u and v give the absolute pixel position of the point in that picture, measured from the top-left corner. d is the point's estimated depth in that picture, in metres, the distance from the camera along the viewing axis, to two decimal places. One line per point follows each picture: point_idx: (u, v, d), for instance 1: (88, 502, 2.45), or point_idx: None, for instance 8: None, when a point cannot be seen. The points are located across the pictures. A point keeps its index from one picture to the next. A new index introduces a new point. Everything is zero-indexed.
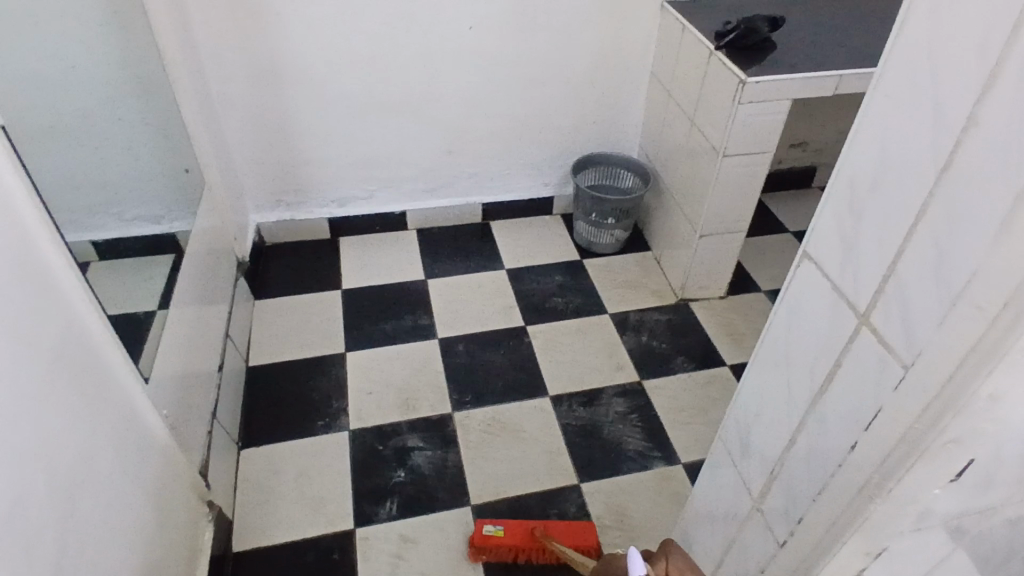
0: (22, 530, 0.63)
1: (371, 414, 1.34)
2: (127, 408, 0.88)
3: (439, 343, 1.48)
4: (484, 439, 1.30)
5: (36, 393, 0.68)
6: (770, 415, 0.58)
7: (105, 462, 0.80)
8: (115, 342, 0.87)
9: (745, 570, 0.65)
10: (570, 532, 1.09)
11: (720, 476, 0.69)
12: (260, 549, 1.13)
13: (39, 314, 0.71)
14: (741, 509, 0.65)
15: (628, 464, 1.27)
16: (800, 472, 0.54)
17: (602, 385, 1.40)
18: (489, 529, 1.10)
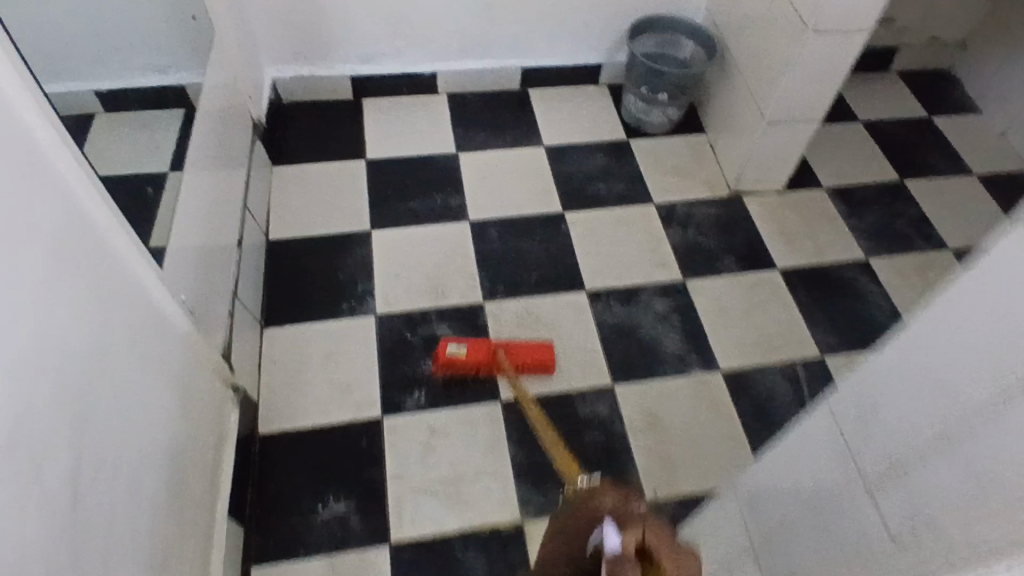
0: (29, 445, 0.57)
1: (398, 300, 1.27)
2: (143, 298, 0.81)
3: (471, 226, 1.38)
4: (516, 332, 1.24)
5: (35, 294, 0.60)
6: (924, 399, 0.50)
7: (120, 359, 0.74)
8: (121, 225, 0.77)
9: (823, 547, 0.60)
10: (527, 350, 1.18)
11: (824, 435, 0.62)
12: (286, 432, 1.12)
13: (33, 201, 0.61)
14: (846, 482, 0.58)
15: (664, 367, 1.21)
16: (951, 479, 0.46)
17: (642, 282, 1.32)
18: (452, 349, 1.15)
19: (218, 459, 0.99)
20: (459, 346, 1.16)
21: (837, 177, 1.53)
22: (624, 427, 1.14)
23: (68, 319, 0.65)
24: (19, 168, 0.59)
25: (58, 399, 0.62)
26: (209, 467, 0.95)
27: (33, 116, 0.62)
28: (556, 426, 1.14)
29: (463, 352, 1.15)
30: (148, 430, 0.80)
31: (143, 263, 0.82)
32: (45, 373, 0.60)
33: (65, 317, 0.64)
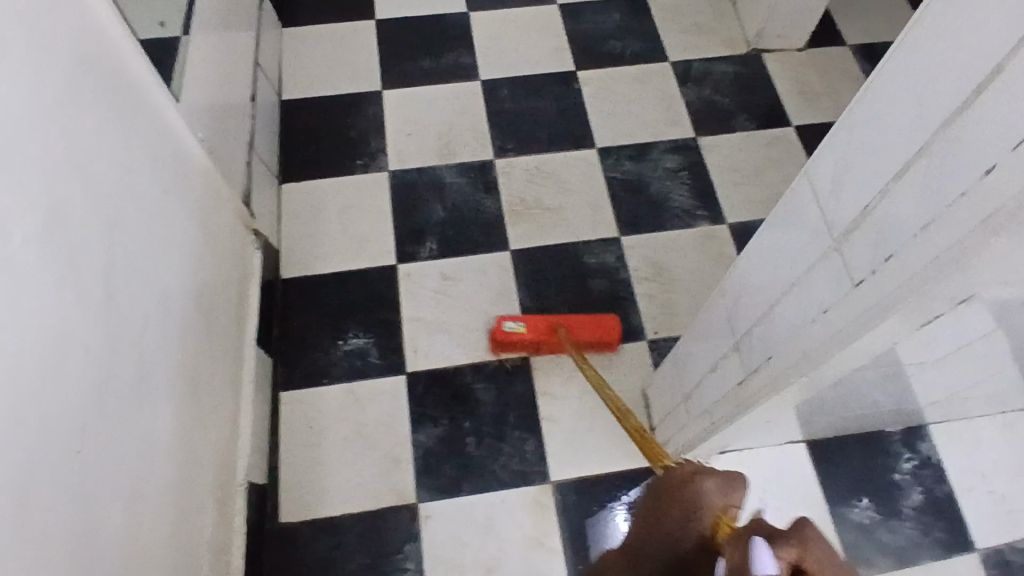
0: (136, 310, 0.74)
1: (410, 157, 1.29)
2: (200, 178, 0.94)
3: (482, 86, 1.37)
4: (525, 187, 1.26)
5: (129, 189, 0.75)
6: (785, 257, 0.57)
7: (189, 235, 0.90)
8: (181, 119, 0.90)
9: (739, 370, 0.69)
10: (593, 328, 1.08)
11: (735, 291, 0.68)
12: (307, 277, 1.18)
13: (125, 117, 0.76)
14: (743, 327, 0.67)
15: (672, 220, 1.23)
16: (806, 309, 0.55)
17: (653, 139, 1.32)
18: (509, 326, 1.07)
19: (244, 297, 1.05)
20: (518, 324, 1.07)
21: (859, 36, 1.48)
22: (630, 275, 1.18)
23: (67, 136, 0.64)
24: (114, 88, 0.74)
25: (117, 227, 0.72)
26: (235, 301, 1.02)
27: (102, 12, 0.72)
28: (564, 273, 1.18)
29: (521, 329, 1.07)
30: (166, 257, 0.83)
31: (146, 86, 0.81)
32: (56, 188, 0.61)
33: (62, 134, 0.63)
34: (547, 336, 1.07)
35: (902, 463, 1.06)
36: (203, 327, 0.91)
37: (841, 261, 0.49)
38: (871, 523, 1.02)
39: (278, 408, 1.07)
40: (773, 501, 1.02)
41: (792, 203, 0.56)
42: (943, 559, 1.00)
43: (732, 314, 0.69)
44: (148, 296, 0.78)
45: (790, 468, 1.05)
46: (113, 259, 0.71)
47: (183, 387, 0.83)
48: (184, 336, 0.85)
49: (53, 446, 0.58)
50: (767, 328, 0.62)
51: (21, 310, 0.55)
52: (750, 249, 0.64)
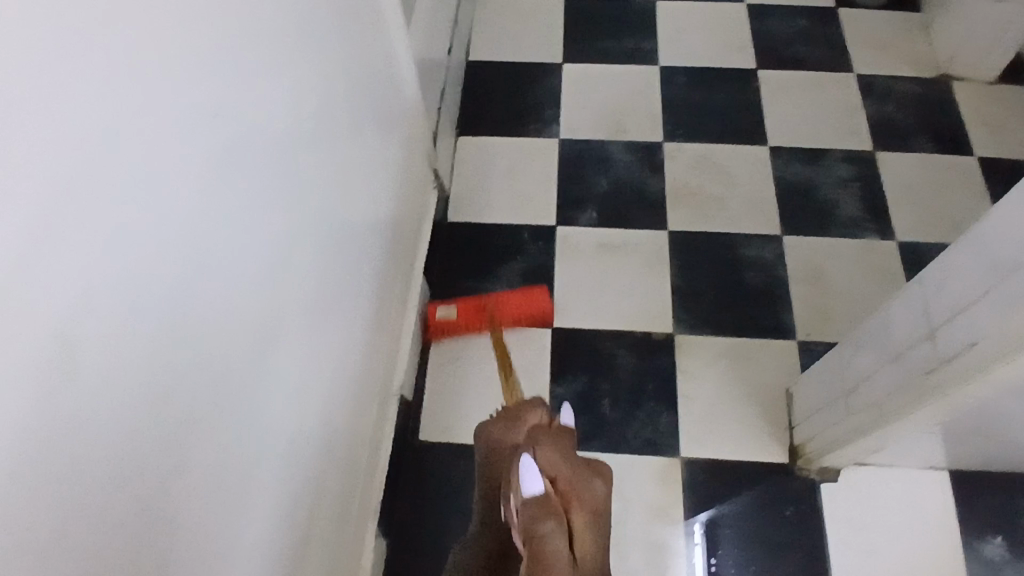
0: (355, 218, 0.82)
1: (581, 129, 1.34)
2: (410, 112, 1.02)
3: (659, 73, 1.40)
4: (690, 173, 1.28)
5: (366, 110, 0.84)
6: (1006, 246, 0.58)
7: (394, 162, 0.98)
8: (409, 54, 0.98)
9: (930, 360, 0.69)
10: (522, 302, 1.11)
11: (934, 280, 0.69)
12: (471, 223, 1.24)
13: (376, 47, 0.85)
14: (942, 317, 0.67)
15: (838, 228, 1.21)
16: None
17: (828, 146, 1.30)
18: (442, 313, 1.10)
19: (419, 229, 1.13)
20: (449, 310, 1.10)
21: None
22: (787, 274, 1.17)
23: (335, 36, 0.72)
24: (373, 21, 0.83)
25: (353, 140, 0.80)
26: (414, 230, 1.10)
27: None
28: (720, 261, 1.19)
29: (453, 315, 1.10)
30: (379, 170, 0.91)
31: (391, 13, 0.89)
32: (323, 90, 0.69)
33: (334, 32, 0.71)
34: (476, 318, 1.10)
35: None
36: (392, 243, 0.99)
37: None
38: (1001, 561, 0.96)
39: (431, 338, 1.14)
40: (911, 527, 0.98)
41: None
42: None
43: (932, 302, 0.69)
44: (363, 200, 0.85)
45: (933, 496, 1.00)
46: (347, 165, 0.79)
47: (372, 295, 0.91)
48: (380, 246, 0.93)
49: (295, 299, 0.66)
50: (980, 312, 0.61)
51: (293, 175, 0.63)
52: (964, 242, 0.65)
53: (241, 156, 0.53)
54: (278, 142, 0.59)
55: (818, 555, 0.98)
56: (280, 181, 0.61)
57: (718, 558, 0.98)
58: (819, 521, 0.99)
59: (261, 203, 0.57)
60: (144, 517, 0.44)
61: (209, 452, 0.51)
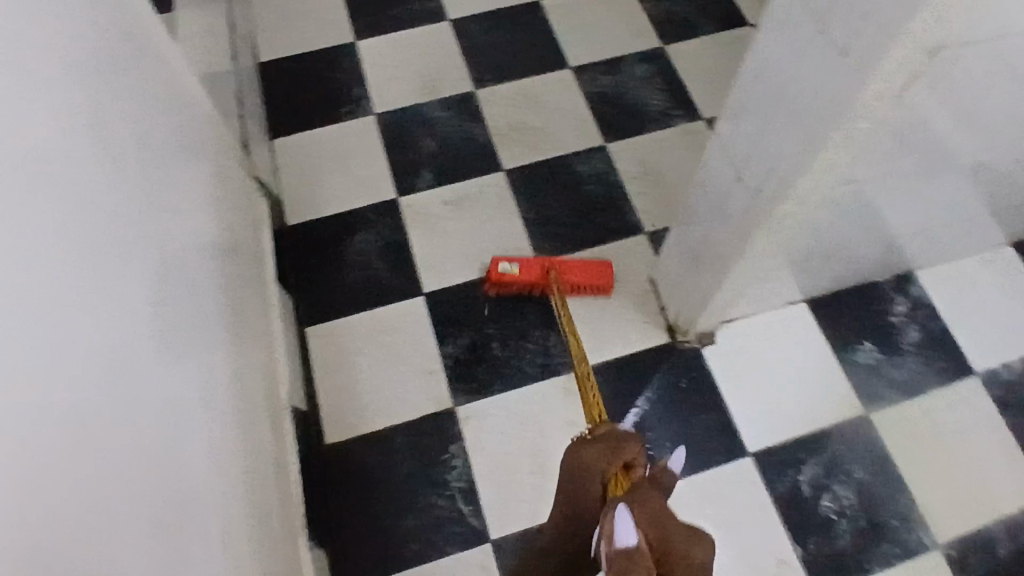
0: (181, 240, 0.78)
1: (393, 99, 1.33)
2: (208, 123, 0.97)
3: (451, 25, 1.41)
4: (509, 111, 1.31)
5: (159, 126, 0.79)
6: (769, 74, 0.65)
7: (207, 178, 0.93)
8: (187, 63, 0.92)
9: (745, 199, 0.76)
10: (583, 271, 1.10)
11: (726, 128, 0.76)
12: (313, 220, 1.21)
13: (148, 58, 0.79)
14: (741, 157, 0.74)
15: (652, 123, 1.29)
16: (799, 106, 0.62)
17: (623, 51, 1.37)
18: (504, 267, 1.08)
19: (257, 240, 1.09)
20: (512, 265, 1.09)
21: None
22: (620, 177, 1.24)
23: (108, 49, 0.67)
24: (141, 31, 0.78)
25: (154, 157, 0.75)
26: (252, 242, 1.06)
27: None
28: (558, 183, 1.23)
29: (515, 270, 1.08)
30: (190, 186, 0.86)
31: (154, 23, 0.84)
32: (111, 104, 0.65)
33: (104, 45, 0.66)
34: (540, 278, 1.08)
35: (899, 305, 1.13)
36: (231, 259, 0.94)
37: (826, 40, 0.56)
38: (878, 364, 1.09)
39: (308, 342, 1.11)
40: (787, 359, 1.08)
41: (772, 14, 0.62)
42: (949, 387, 1.08)
43: (728, 147, 0.76)
44: (184, 220, 0.81)
45: (799, 328, 1.11)
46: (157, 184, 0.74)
47: (225, 314, 0.87)
48: (217, 264, 0.89)
49: (152, 325, 0.62)
50: (767, 138, 0.68)
51: (108, 196, 0.59)
52: (734, 87, 0.71)
53: (46, 176, 0.49)
54: (83, 161, 0.55)
55: (720, 412, 1.05)
56: (99, 204, 0.57)
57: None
58: (711, 384, 1.07)
59: (74, 217, 0.52)
60: (57, 561, 0.40)
61: (110, 489, 0.48)
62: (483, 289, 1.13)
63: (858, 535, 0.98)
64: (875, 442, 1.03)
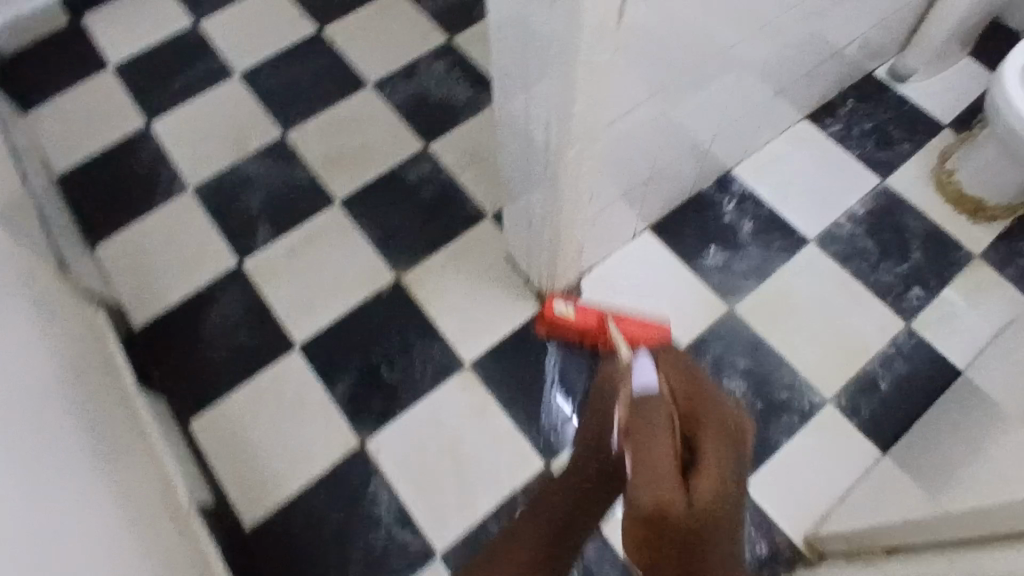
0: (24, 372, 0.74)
1: (207, 168, 1.29)
2: (14, 250, 0.92)
3: (241, 79, 1.39)
4: (325, 143, 1.31)
5: None
6: (517, 41, 0.71)
7: (33, 304, 0.87)
8: None
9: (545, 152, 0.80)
10: (642, 328, 1.05)
11: (507, 98, 0.81)
12: (162, 313, 1.16)
13: None
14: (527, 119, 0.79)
15: (463, 113, 1.33)
16: (545, 61, 0.68)
17: (416, 55, 1.40)
18: (561, 309, 1.07)
19: (106, 353, 1.03)
20: (568, 308, 1.07)
21: None
22: (450, 172, 1.27)
23: None
24: None
25: None
26: (100, 356, 1.00)
27: None
28: (394, 197, 1.25)
29: (570, 314, 1.06)
30: (18, 315, 0.81)
31: None
32: None
33: None
34: (594, 328, 1.05)
35: (727, 205, 1.22)
36: (84, 377, 0.89)
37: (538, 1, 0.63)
38: (727, 261, 1.18)
39: (196, 434, 1.06)
40: (650, 286, 1.15)
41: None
42: (793, 260, 1.18)
43: (517, 115, 0.81)
44: (21, 352, 0.76)
45: (651, 254, 1.18)
46: None
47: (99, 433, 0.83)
48: (72, 385, 0.85)
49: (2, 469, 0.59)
50: (538, 98, 0.74)
51: None
52: (499, 61, 0.77)
53: None
54: None
55: None
56: None
57: (548, 413, 1.06)
58: None
59: None
60: None
61: None
62: (538, 331, 1.11)
63: (758, 417, 1.06)
64: (747, 329, 1.12)
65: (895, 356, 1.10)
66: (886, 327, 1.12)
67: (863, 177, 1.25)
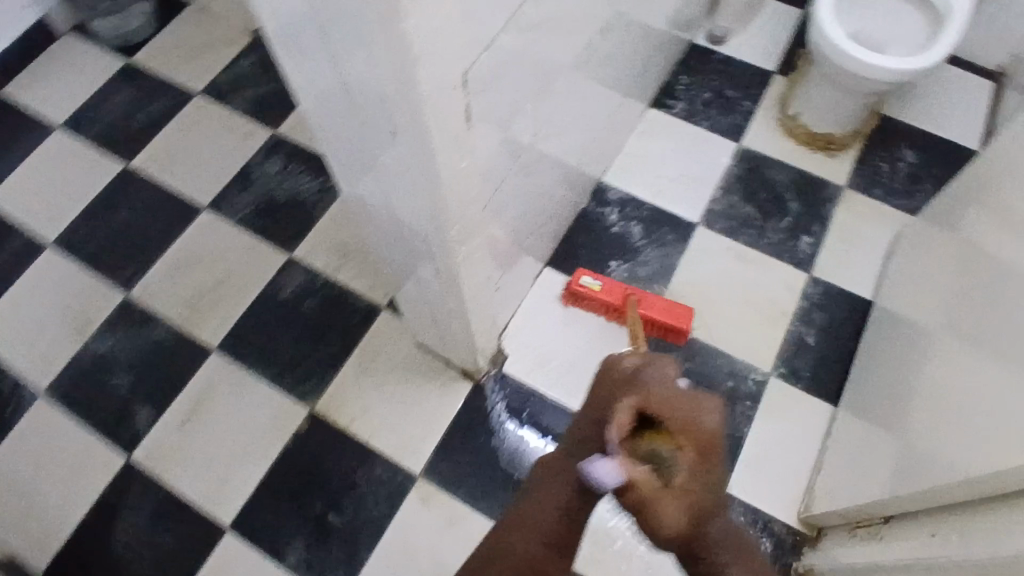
0: None
1: (52, 362, 1.12)
2: None
3: (57, 249, 1.21)
4: (179, 290, 1.17)
5: None
6: (368, 173, 0.67)
7: None
8: None
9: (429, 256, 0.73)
10: (666, 312, 1.08)
11: (373, 213, 0.75)
12: (59, 548, 1.00)
13: None
14: (402, 234, 0.75)
15: (317, 207, 1.23)
16: (402, 186, 0.64)
17: (245, 160, 1.28)
18: (588, 281, 1.10)
19: None
20: (595, 281, 1.10)
21: None
22: (325, 275, 1.17)
23: None
24: None
25: None
26: None
27: None
28: (276, 322, 1.13)
29: (597, 287, 1.09)
30: None
31: None
32: None
33: None
34: (619, 300, 1.08)
35: (612, 215, 1.21)
36: None
37: (386, 147, 0.59)
38: (630, 272, 1.16)
39: None
40: (568, 322, 1.11)
41: (318, 97, 0.60)
42: (690, 249, 1.18)
43: (391, 229, 0.76)
44: None
45: (558, 290, 1.15)
46: None
47: None
48: None
49: None
50: (406, 220, 0.71)
51: None
52: (352, 185, 0.72)
53: None
54: None
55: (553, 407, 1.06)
56: None
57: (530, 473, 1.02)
58: (529, 391, 1.07)
59: None
60: None
61: None
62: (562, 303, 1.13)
63: None
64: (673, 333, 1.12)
65: (811, 309, 1.13)
66: (793, 284, 1.15)
67: (722, 145, 1.27)
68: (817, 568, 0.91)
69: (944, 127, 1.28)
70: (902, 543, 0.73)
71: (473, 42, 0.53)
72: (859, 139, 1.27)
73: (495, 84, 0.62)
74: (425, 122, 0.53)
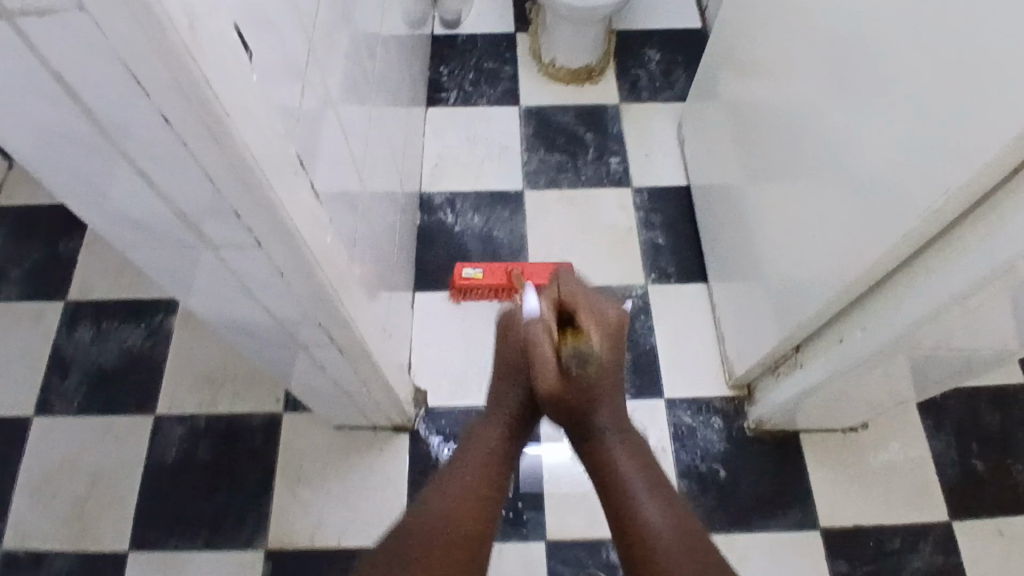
0: None
1: None
2: None
3: None
4: (52, 515, 1.00)
5: None
6: (234, 305, 0.62)
7: None
8: None
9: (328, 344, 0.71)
10: (548, 272, 1.16)
11: (248, 334, 0.70)
12: None
13: None
14: (289, 343, 0.71)
15: (157, 353, 1.11)
16: (277, 301, 0.60)
17: (45, 345, 1.11)
18: (469, 273, 1.15)
19: None
20: (477, 270, 1.15)
21: None
22: (205, 413, 1.07)
23: None
24: None
25: None
26: None
27: None
28: (181, 485, 1.02)
29: (480, 274, 1.15)
30: None
31: None
32: None
33: None
34: (504, 278, 1.15)
35: (448, 218, 1.23)
36: None
37: (252, 279, 0.56)
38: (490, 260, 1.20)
39: None
40: (462, 332, 1.14)
41: (151, 264, 0.56)
42: (528, 215, 1.24)
43: (275, 345, 0.72)
44: None
45: (437, 309, 1.16)
46: None
47: None
48: None
49: None
50: (292, 330, 0.67)
51: None
52: (218, 319, 0.67)
53: None
54: None
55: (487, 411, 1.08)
56: None
57: None
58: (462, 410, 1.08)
59: None
60: None
61: None
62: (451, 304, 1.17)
63: None
64: None
65: (647, 215, 1.25)
66: (624, 202, 1.26)
67: (507, 113, 1.34)
68: (763, 415, 1.03)
69: (666, 21, 1.45)
70: (828, 352, 0.86)
71: (289, 126, 0.49)
72: (609, 59, 1.40)
73: (316, 150, 0.58)
74: (289, 237, 0.50)
